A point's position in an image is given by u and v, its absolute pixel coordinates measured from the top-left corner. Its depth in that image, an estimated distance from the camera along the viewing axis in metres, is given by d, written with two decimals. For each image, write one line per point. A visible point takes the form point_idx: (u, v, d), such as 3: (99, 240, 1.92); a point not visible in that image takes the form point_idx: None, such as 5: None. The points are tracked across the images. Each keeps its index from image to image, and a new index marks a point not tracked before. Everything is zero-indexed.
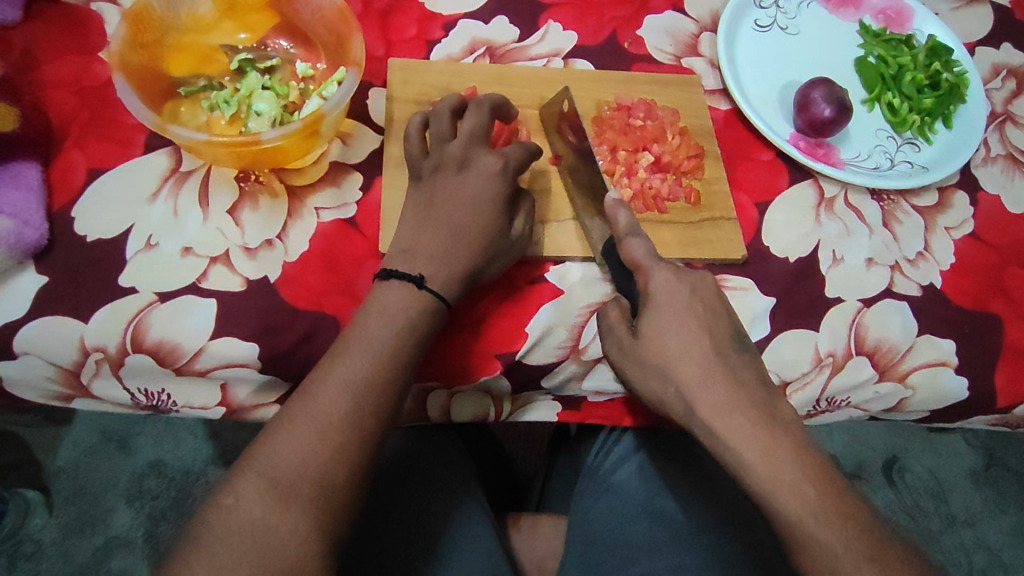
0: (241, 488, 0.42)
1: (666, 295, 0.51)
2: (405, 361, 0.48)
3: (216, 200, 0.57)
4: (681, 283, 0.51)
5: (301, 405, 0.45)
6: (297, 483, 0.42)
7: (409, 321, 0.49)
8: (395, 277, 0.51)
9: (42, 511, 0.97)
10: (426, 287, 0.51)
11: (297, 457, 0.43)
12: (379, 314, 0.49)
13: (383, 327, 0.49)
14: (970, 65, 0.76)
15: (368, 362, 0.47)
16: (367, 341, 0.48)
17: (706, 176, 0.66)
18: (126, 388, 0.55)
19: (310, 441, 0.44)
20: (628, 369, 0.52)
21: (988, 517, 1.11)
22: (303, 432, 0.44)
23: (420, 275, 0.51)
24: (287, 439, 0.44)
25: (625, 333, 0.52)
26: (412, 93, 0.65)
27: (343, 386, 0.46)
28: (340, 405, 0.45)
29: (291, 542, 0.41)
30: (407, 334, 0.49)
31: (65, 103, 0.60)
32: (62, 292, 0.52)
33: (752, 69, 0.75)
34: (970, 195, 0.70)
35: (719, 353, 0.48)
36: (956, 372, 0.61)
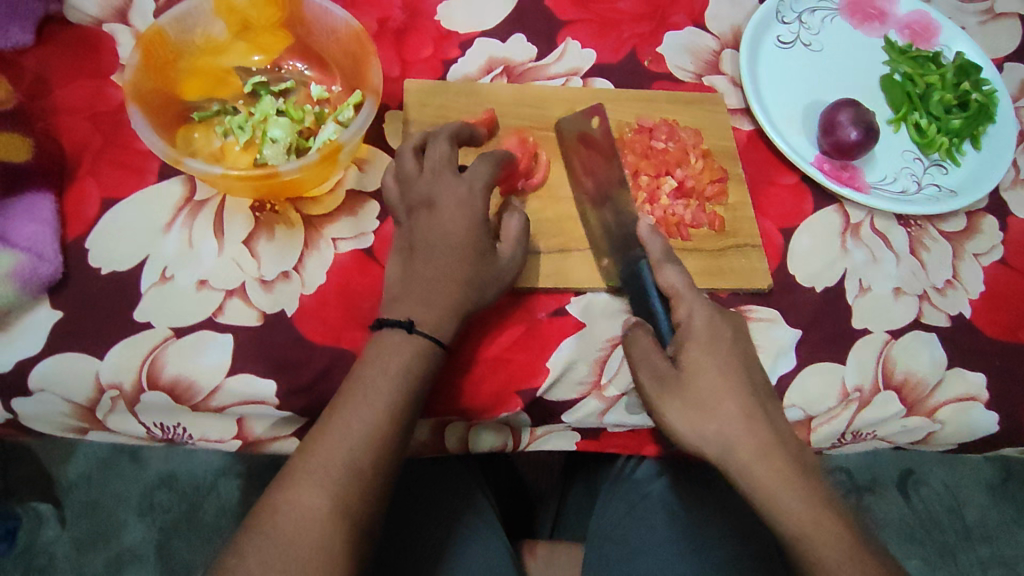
0: (244, 547, 0.42)
1: (703, 330, 0.52)
2: (404, 409, 0.48)
3: (231, 230, 0.56)
4: (717, 320, 0.53)
5: (303, 463, 0.45)
6: (299, 545, 0.43)
7: (408, 368, 0.49)
8: (388, 323, 0.50)
9: (53, 524, 0.98)
10: (415, 331, 0.49)
11: (299, 518, 0.43)
12: (378, 363, 0.49)
13: (382, 378, 0.48)
14: (999, 83, 0.74)
15: (366, 413, 0.47)
16: (365, 394, 0.48)
17: (730, 201, 0.65)
18: (142, 422, 0.53)
19: (311, 497, 0.44)
20: (664, 405, 0.51)
21: (1005, 531, 1.09)
22: (303, 488, 0.44)
23: (410, 319, 0.50)
24: (289, 499, 0.44)
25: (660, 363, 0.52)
26: (429, 115, 0.64)
27: (342, 442, 0.46)
28: (341, 464, 0.45)
29: None
30: (406, 382, 0.49)
31: (77, 128, 0.58)
32: (77, 327, 0.51)
33: (777, 88, 0.73)
34: (1000, 219, 0.69)
35: (732, 406, 0.49)
36: (986, 407, 0.60)
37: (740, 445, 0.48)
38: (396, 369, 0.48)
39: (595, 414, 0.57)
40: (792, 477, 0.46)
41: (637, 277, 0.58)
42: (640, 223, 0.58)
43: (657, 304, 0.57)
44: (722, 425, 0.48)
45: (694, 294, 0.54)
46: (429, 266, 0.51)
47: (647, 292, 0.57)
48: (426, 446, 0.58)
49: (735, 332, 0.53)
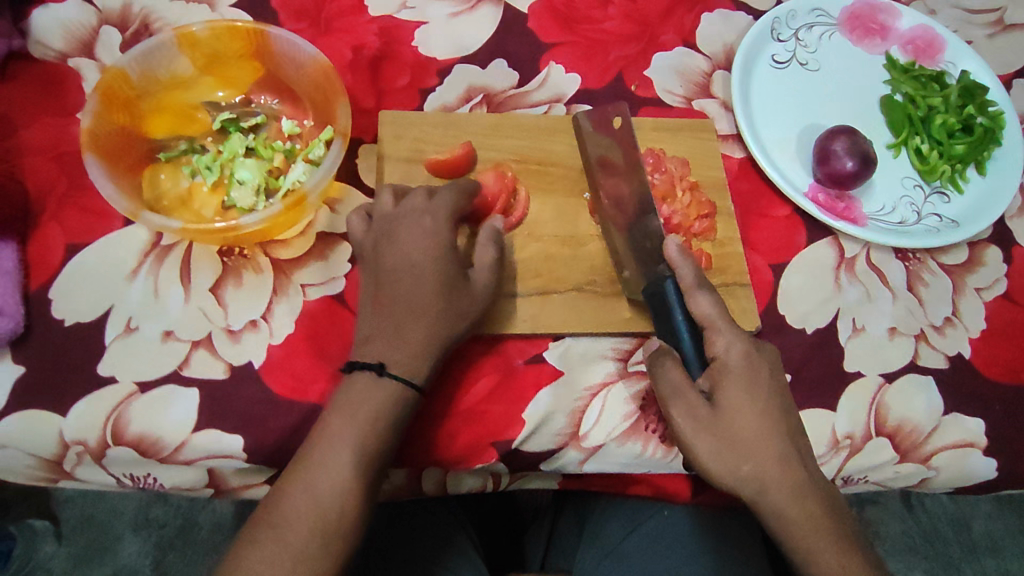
0: None
1: (741, 366, 0.50)
2: (381, 447, 0.47)
3: (198, 277, 0.55)
4: (755, 357, 0.50)
5: (280, 498, 0.44)
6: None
7: (385, 405, 0.47)
8: (358, 367, 0.48)
9: (50, 539, 0.95)
10: (386, 374, 0.48)
11: (278, 555, 0.42)
12: (354, 400, 0.47)
13: (358, 409, 0.47)
14: (1006, 103, 0.70)
15: (342, 453, 0.45)
16: (342, 425, 0.46)
17: (718, 237, 0.62)
18: (112, 473, 0.51)
19: (289, 543, 0.43)
20: (699, 442, 0.48)
21: (1011, 543, 1.04)
22: (279, 532, 0.43)
23: (380, 361, 0.48)
24: (267, 535, 0.43)
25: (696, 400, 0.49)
26: (404, 149, 0.61)
27: (321, 477, 0.45)
28: (319, 499, 0.44)
29: None
30: (383, 418, 0.47)
31: (42, 171, 0.57)
32: (40, 382, 0.51)
33: (771, 110, 0.69)
34: (1004, 250, 0.66)
35: (769, 448, 0.47)
36: (984, 454, 0.57)
37: (774, 487, 0.47)
38: (374, 401, 0.47)
39: (574, 463, 0.55)
40: (819, 519, 0.46)
41: (660, 296, 0.54)
42: (669, 243, 0.54)
43: (684, 329, 0.53)
44: (761, 469, 0.47)
45: (730, 327, 0.51)
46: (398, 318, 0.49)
47: (672, 311, 0.54)
48: (401, 489, 0.56)
49: (772, 370, 0.51)
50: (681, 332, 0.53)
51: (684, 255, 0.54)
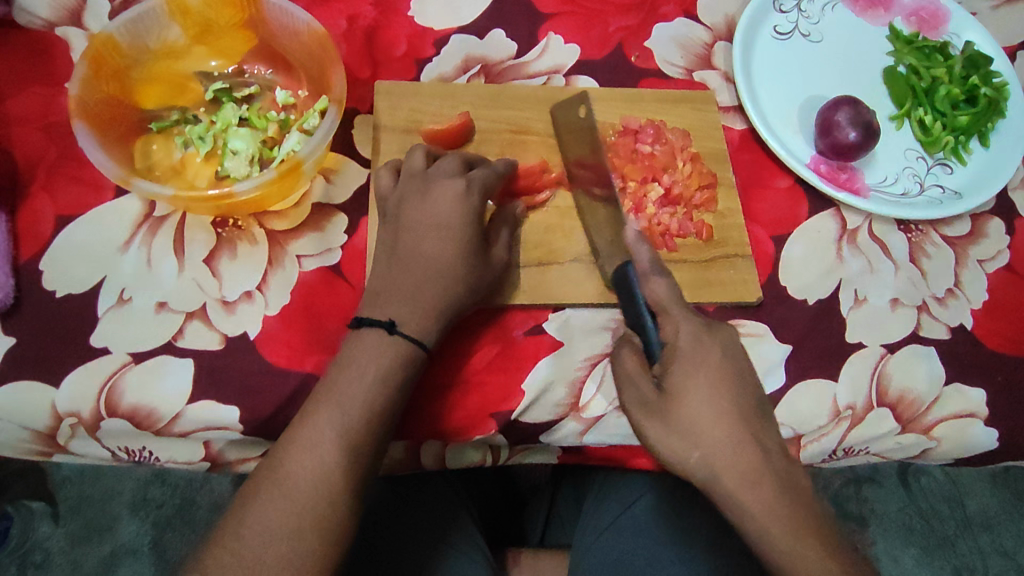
0: (206, 569, 0.40)
1: (691, 349, 0.46)
2: (378, 414, 0.45)
3: (192, 248, 0.54)
4: (707, 340, 0.46)
5: (265, 484, 0.42)
6: (267, 573, 0.40)
7: (381, 370, 0.46)
8: (365, 324, 0.47)
9: (47, 520, 0.95)
10: (397, 332, 0.47)
11: (267, 543, 0.41)
12: (349, 366, 0.46)
13: (350, 389, 0.45)
14: (1011, 74, 0.69)
15: (333, 423, 0.44)
16: (333, 408, 0.44)
17: (719, 208, 0.62)
18: (106, 446, 0.50)
19: (276, 515, 0.41)
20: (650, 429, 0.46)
21: (1007, 521, 1.04)
22: (268, 502, 0.42)
23: (391, 319, 0.47)
24: (252, 523, 0.41)
25: (647, 387, 0.47)
26: (401, 119, 0.60)
27: (308, 464, 0.43)
28: (308, 486, 0.42)
29: None
30: (378, 386, 0.45)
31: (30, 141, 0.56)
32: (32, 354, 0.50)
33: (773, 81, 0.68)
34: (1007, 222, 0.65)
35: (723, 431, 0.43)
36: (986, 424, 0.57)
37: (726, 475, 0.42)
38: (368, 381, 0.45)
39: (574, 435, 0.55)
40: (780, 508, 0.41)
41: (627, 284, 0.52)
42: (625, 230, 0.52)
43: (648, 319, 0.50)
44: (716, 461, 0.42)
45: (684, 313, 0.48)
46: (395, 285, 0.49)
47: (636, 303, 0.51)
48: (400, 463, 0.55)
49: (725, 351, 0.46)
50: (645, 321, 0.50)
51: (643, 239, 0.51)
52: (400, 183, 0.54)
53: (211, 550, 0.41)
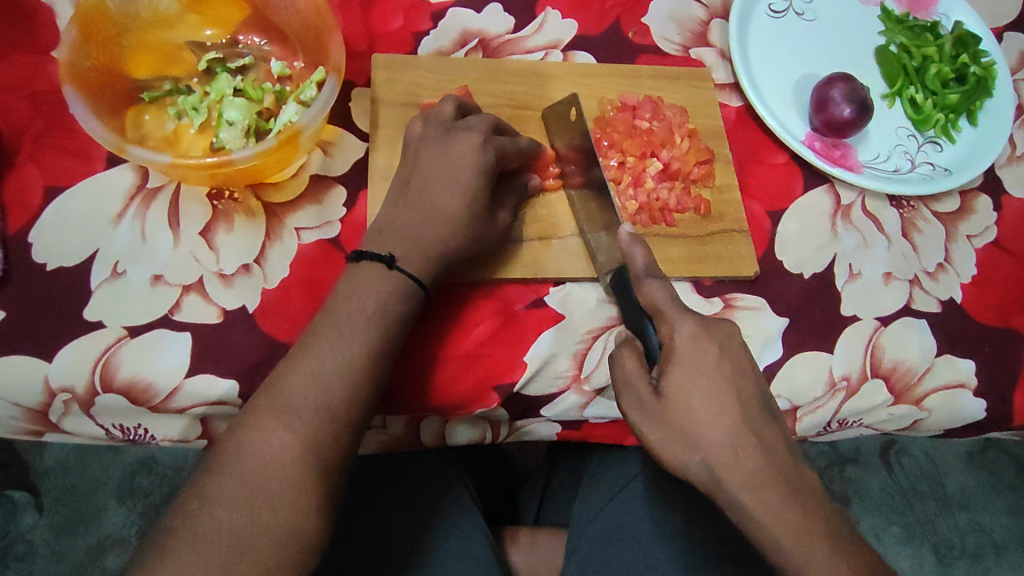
0: (206, 492, 0.40)
1: (691, 352, 0.45)
2: (379, 344, 0.46)
3: (187, 221, 0.53)
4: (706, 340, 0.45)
5: (265, 411, 0.42)
6: (269, 496, 0.40)
7: (380, 303, 0.47)
8: (365, 258, 0.48)
9: (31, 511, 0.93)
10: (397, 267, 0.48)
11: (268, 467, 0.41)
12: (348, 300, 0.47)
13: (352, 323, 0.46)
14: (998, 54, 0.70)
15: (336, 352, 0.44)
16: (335, 338, 0.45)
17: (717, 183, 0.62)
18: (99, 424, 0.50)
19: (278, 438, 0.41)
20: (647, 431, 0.46)
21: (983, 498, 1.07)
22: (268, 426, 0.42)
23: (391, 254, 0.48)
24: (252, 446, 0.41)
25: (645, 390, 0.47)
26: (398, 92, 0.60)
27: (308, 393, 0.43)
28: (309, 413, 0.43)
29: (266, 539, 0.39)
30: (379, 317, 0.46)
31: (15, 111, 0.54)
32: (22, 328, 0.48)
33: (768, 59, 0.69)
34: (994, 198, 0.66)
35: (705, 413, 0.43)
36: (974, 394, 0.59)
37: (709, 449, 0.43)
38: (368, 316, 0.46)
39: (575, 408, 0.56)
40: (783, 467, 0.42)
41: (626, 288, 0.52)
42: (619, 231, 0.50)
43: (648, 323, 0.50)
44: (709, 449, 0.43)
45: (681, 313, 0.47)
46: (397, 256, 0.49)
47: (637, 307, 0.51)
48: (401, 439, 0.57)
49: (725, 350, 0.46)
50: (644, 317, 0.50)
51: (637, 240, 0.50)
52: (417, 131, 0.54)
53: (208, 474, 0.41)
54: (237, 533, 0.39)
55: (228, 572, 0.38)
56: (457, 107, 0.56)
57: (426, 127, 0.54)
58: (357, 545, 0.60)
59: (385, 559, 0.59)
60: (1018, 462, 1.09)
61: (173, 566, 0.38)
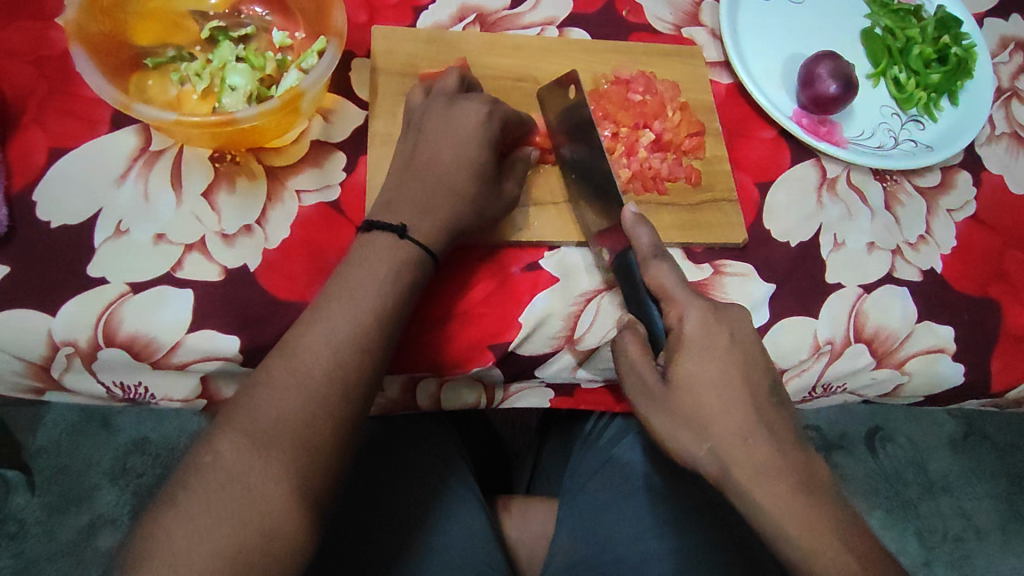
0: (220, 444, 0.41)
1: (700, 337, 0.48)
2: (390, 309, 0.47)
3: (190, 183, 0.54)
4: (715, 324, 0.48)
5: (280, 368, 0.43)
6: (280, 455, 0.41)
7: (390, 270, 0.48)
8: (376, 227, 0.49)
9: (23, 490, 0.93)
10: (407, 237, 0.49)
11: (281, 421, 0.42)
12: (358, 266, 0.48)
13: (364, 288, 0.47)
14: (979, 37, 0.73)
15: (348, 315, 0.46)
16: (347, 301, 0.46)
17: (707, 155, 0.64)
18: (101, 381, 0.51)
19: (290, 396, 0.42)
20: (654, 418, 0.48)
21: (964, 484, 1.10)
22: (282, 384, 0.43)
23: (402, 224, 0.50)
24: (264, 405, 0.42)
25: (650, 376, 0.49)
26: (398, 63, 0.61)
27: (327, 339, 0.44)
28: (321, 371, 0.43)
29: (273, 496, 0.40)
30: (389, 283, 0.47)
31: (20, 73, 0.55)
32: (27, 282, 0.49)
33: (757, 39, 0.71)
34: (974, 175, 0.68)
35: None
36: (953, 359, 0.61)
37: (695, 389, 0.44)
38: (380, 282, 0.47)
39: (568, 368, 0.58)
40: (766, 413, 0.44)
41: (629, 271, 0.53)
42: (625, 211, 0.52)
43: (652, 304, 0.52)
44: None
45: (690, 299, 0.49)
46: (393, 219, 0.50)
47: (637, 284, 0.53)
48: (398, 403, 0.58)
49: None
50: (649, 301, 0.52)
51: (641, 221, 0.52)
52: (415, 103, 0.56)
53: (222, 429, 0.42)
54: (248, 491, 0.40)
55: (239, 522, 0.39)
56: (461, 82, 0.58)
57: (426, 101, 0.56)
58: (358, 506, 0.62)
59: (383, 523, 0.60)
60: (999, 449, 1.12)
61: (187, 520, 0.39)
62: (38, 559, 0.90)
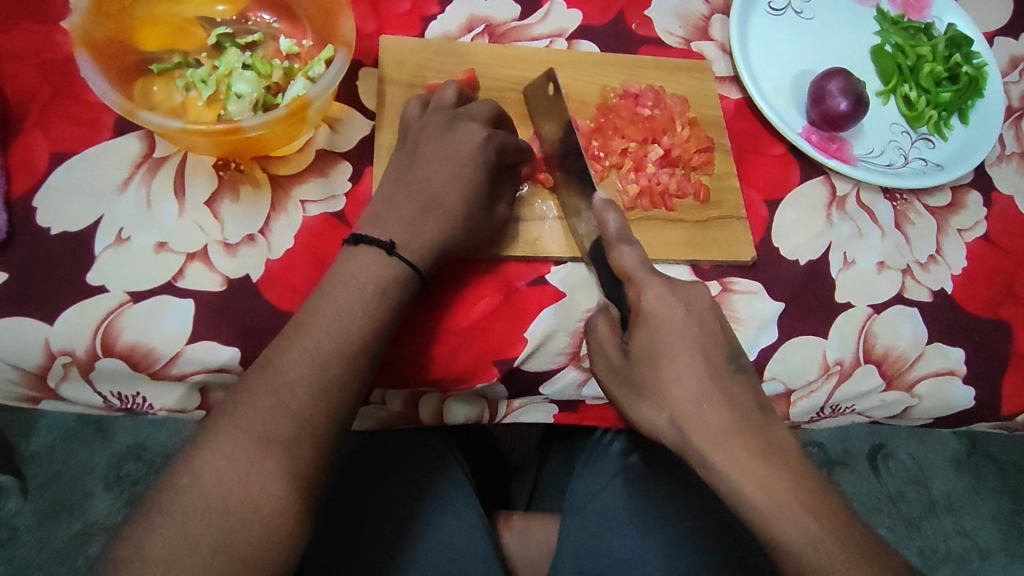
0: (197, 466, 0.40)
1: (657, 312, 0.46)
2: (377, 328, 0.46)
3: (192, 191, 0.54)
4: (671, 299, 0.47)
5: (260, 387, 0.42)
6: (260, 480, 0.40)
7: (380, 286, 0.47)
8: (364, 242, 0.49)
9: (15, 497, 0.91)
10: (396, 254, 0.48)
11: (260, 443, 0.40)
12: (347, 281, 0.47)
13: (350, 304, 0.46)
14: (990, 57, 0.72)
15: (332, 332, 0.45)
16: (333, 318, 0.45)
17: (716, 171, 0.63)
18: (98, 391, 0.50)
19: (270, 418, 0.41)
20: (616, 390, 0.50)
21: (967, 504, 1.09)
22: (262, 403, 0.42)
23: (391, 241, 0.49)
24: (238, 426, 0.41)
25: (614, 353, 0.50)
26: (405, 73, 0.60)
27: (309, 358, 0.43)
28: (304, 388, 0.42)
29: (252, 520, 0.39)
30: (377, 300, 0.47)
31: (24, 77, 0.55)
32: (24, 289, 0.48)
33: (767, 54, 0.70)
34: (984, 195, 0.68)
35: None
36: (963, 382, 0.60)
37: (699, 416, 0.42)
38: (368, 300, 0.46)
39: (573, 385, 0.57)
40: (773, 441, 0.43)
41: (603, 257, 0.53)
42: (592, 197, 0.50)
43: (622, 289, 0.51)
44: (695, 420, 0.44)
45: (648, 275, 0.48)
46: (390, 240, 0.49)
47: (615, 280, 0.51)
48: (400, 418, 0.57)
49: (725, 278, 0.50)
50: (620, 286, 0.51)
51: (611, 205, 0.49)
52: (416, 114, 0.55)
53: (199, 449, 0.40)
54: (226, 516, 0.39)
55: (220, 544, 0.38)
56: (476, 112, 0.56)
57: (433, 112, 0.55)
58: (354, 522, 0.60)
59: (377, 545, 0.59)
60: (1003, 470, 1.11)
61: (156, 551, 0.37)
62: (29, 567, 0.89)
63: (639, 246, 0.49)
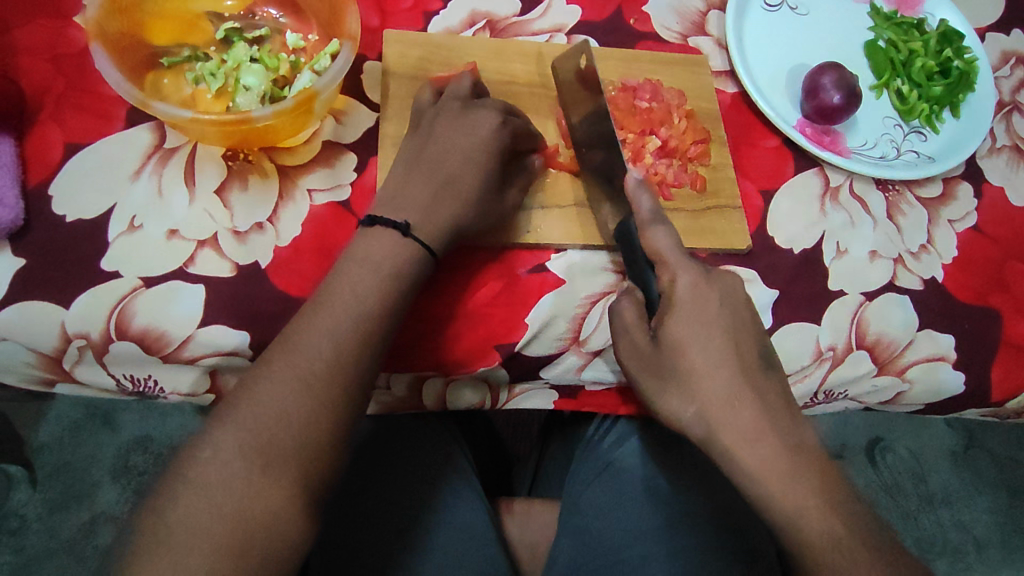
0: (220, 438, 0.41)
1: (689, 300, 0.48)
2: (392, 309, 0.48)
3: (202, 180, 0.55)
4: (704, 288, 0.49)
5: (281, 363, 0.44)
6: (281, 453, 0.41)
7: (396, 268, 0.49)
8: (379, 223, 0.50)
9: (25, 487, 0.93)
10: (411, 235, 0.50)
11: (281, 417, 0.42)
12: (362, 262, 0.48)
13: (365, 284, 0.47)
14: (981, 51, 0.74)
15: (349, 311, 0.46)
16: (350, 298, 0.47)
17: (712, 162, 0.65)
18: (111, 374, 0.52)
19: (291, 392, 0.43)
20: (641, 376, 0.51)
21: (963, 495, 1.10)
22: (283, 378, 0.43)
23: (406, 223, 0.50)
24: (259, 401, 0.42)
25: (641, 339, 0.51)
26: (408, 66, 0.62)
27: (328, 336, 0.45)
28: (322, 365, 0.44)
29: (274, 490, 0.41)
30: (393, 282, 0.48)
31: (38, 71, 0.56)
32: (41, 275, 0.50)
33: (762, 49, 0.72)
34: (975, 186, 0.69)
35: None
36: (953, 367, 0.61)
37: None
38: (385, 282, 0.48)
39: (573, 370, 0.59)
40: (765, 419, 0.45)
41: (631, 240, 0.54)
42: (626, 177, 0.52)
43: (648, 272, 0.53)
44: None
45: (680, 262, 0.50)
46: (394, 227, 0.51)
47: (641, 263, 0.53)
48: (404, 402, 0.59)
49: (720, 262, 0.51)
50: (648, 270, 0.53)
51: (643, 188, 0.52)
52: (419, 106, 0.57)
53: (221, 422, 0.42)
54: (248, 486, 0.40)
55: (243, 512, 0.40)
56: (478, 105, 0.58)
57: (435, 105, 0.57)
58: (363, 506, 0.62)
59: (386, 527, 0.60)
60: (998, 462, 1.12)
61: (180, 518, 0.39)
62: (38, 555, 0.90)
63: (668, 230, 0.51)
